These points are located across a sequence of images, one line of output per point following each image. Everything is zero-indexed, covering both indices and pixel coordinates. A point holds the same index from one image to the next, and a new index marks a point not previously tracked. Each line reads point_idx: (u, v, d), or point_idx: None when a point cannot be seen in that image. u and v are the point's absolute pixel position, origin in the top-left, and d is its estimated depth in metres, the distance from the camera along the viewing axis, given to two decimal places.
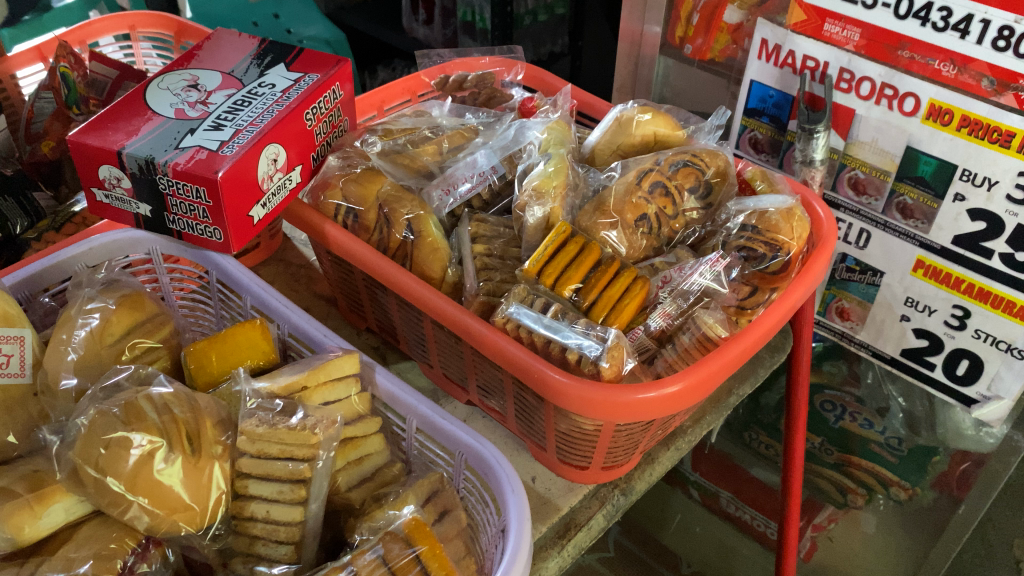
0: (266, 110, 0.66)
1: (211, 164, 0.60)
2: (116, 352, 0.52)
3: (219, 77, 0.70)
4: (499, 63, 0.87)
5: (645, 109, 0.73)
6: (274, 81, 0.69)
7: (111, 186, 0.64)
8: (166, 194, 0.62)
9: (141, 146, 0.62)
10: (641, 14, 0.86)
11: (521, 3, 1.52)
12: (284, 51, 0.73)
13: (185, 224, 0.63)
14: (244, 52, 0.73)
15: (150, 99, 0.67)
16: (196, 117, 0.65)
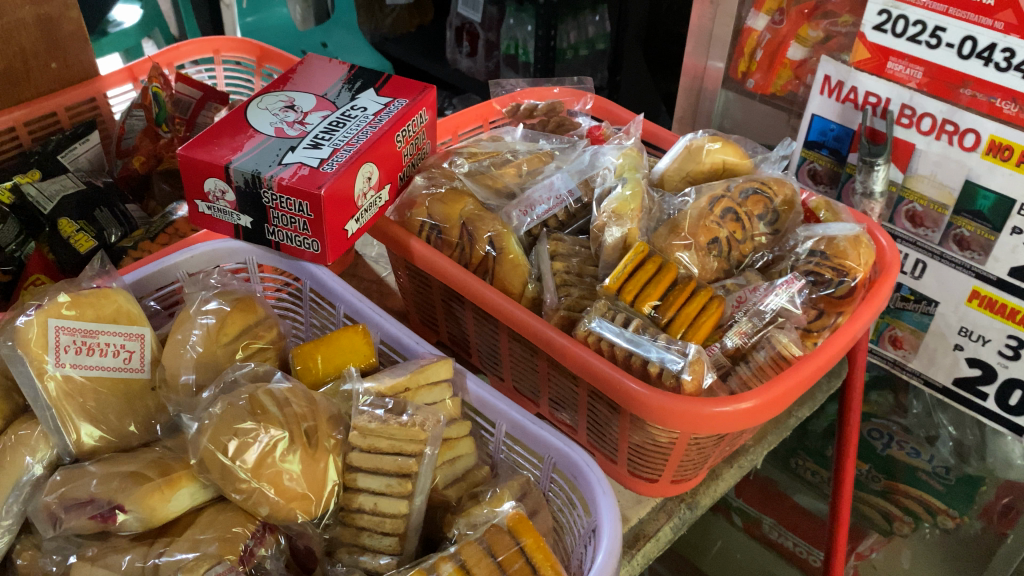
0: (361, 132, 0.70)
1: (314, 180, 0.64)
2: (231, 351, 0.56)
3: (314, 99, 0.74)
4: (568, 94, 0.91)
5: (714, 138, 0.76)
6: (366, 104, 0.74)
7: (214, 198, 0.67)
8: (268, 207, 0.66)
9: (247, 161, 0.66)
10: (705, 49, 0.90)
11: (564, 37, 1.59)
12: (373, 77, 0.78)
13: (284, 235, 0.67)
14: (335, 77, 0.77)
15: (251, 117, 0.71)
16: (295, 135, 0.69)
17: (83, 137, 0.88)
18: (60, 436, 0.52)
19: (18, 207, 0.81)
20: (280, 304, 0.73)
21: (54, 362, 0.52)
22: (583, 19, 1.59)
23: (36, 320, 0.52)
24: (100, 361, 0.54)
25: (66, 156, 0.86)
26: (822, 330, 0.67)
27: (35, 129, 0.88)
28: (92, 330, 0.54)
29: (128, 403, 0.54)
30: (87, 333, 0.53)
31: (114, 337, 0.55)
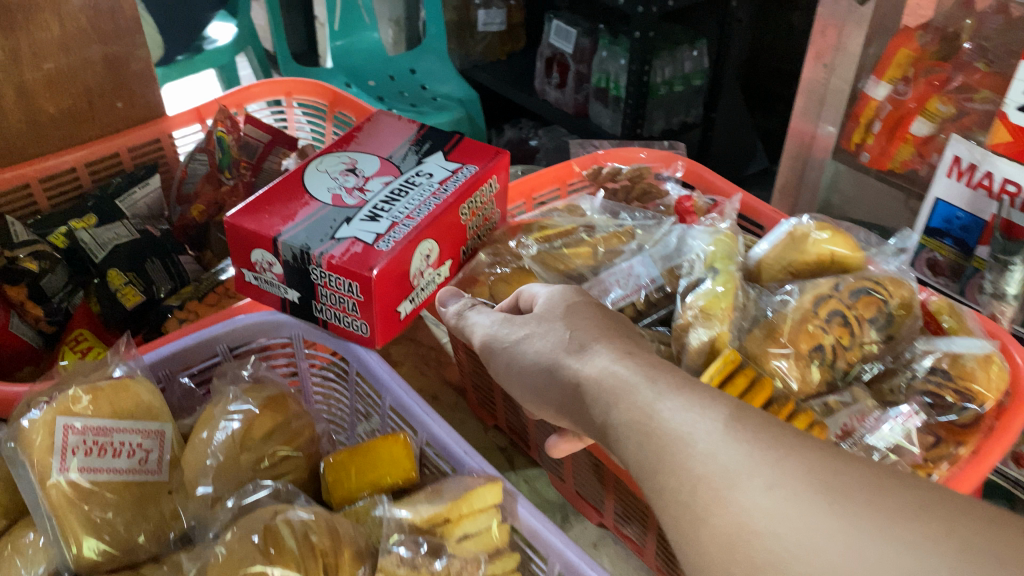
0: (423, 204, 0.63)
1: (366, 259, 0.58)
2: (256, 458, 0.50)
3: (377, 162, 0.68)
4: (657, 158, 0.83)
5: (823, 226, 0.67)
6: (433, 171, 0.67)
7: (262, 269, 0.62)
8: (317, 284, 0.60)
9: (297, 233, 0.60)
10: (815, 114, 0.81)
11: (658, 72, 1.45)
12: (443, 138, 0.71)
13: (332, 314, 0.61)
14: (402, 137, 0.72)
15: (308, 181, 0.66)
16: (353, 204, 0.64)
17: (142, 180, 0.85)
18: (60, 548, 0.46)
19: (71, 251, 0.78)
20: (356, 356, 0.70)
21: (59, 466, 0.46)
22: (680, 54, 1.47)
23: (43, 420, 0.47)
24: (111, 463, 0.48)
25: (124, 201, 0.82)
26: (941, 461, 0.57)
27: (96, 169, 0.85)
28: (106, 428, 0.48)
29: (140, 509, 0.48)
30: (100, 432, 0.48)
31: (130, 436, 0.49)
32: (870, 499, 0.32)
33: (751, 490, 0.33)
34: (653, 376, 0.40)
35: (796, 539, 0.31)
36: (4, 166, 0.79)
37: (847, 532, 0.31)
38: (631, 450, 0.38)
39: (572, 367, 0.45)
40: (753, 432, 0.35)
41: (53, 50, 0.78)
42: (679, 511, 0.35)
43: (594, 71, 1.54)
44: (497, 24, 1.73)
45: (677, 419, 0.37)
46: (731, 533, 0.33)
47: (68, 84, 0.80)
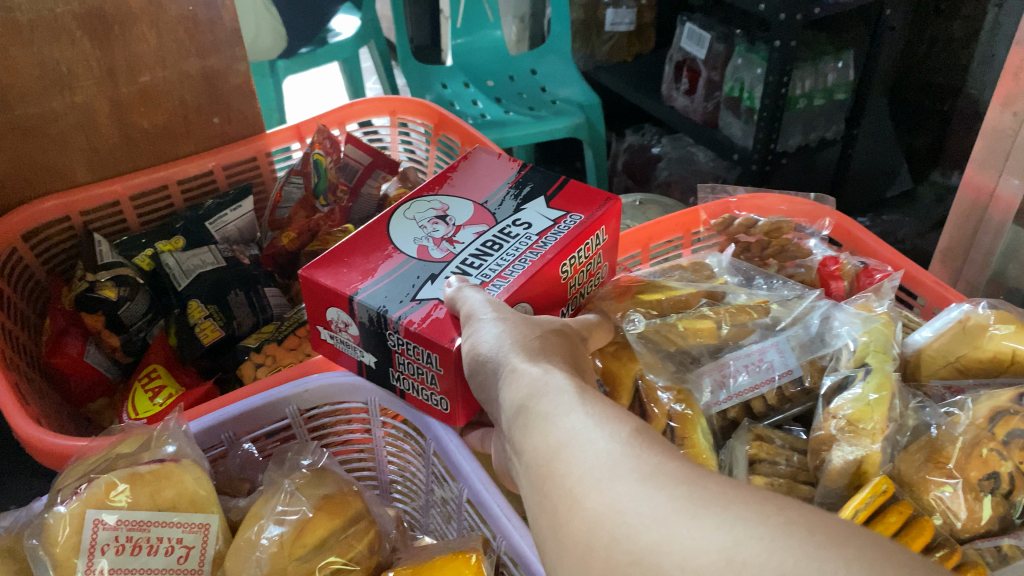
0: (518, 260, 0.55)
1: (449, 327, 0.50)
2: (307, 569, 0.43)
3: (470, 208, 0.61)
4: (800, 212, 0.71)
5: (1005, 319, 0.55)
6: (531, 220, 0.59)
7: (338, 329, 0.56)
8: (394, 351, 0.53)
9: (374, 292, 0.53)
10: (998, 167, 0.68)
11: (798, 84, 1.33)
12: (547, 181, 0.63)
13: (411, 384, 0.54)
14: (500, 178, 0.63)
15: (394, 231, 0.59)
16: (440, 258, 0.56)
17: (234, 202, 0.79)
18: None
19: (155, 275, 0.73)
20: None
21: (84, 566, 0.41)
22: (823, 66, 1.32)
23: (71, 512, 0.41)
24: (148, 562, 0.42)
25: (214, 224, 0.78)
26: None
27: (190, 187, 0.81)
28: (143, 523, 0.42)
29: None
30: (137, 526, 0.42)
31: (171, 531, 0.43)
32: (748, 500, 0.27)
33: (625, 479, 0.30)
34: (583, 389, 0.37)
35: (657, 528, 0.27)
36: (95, 182, 0.76)
37: (706, 518, 0.27)
38: (529, 445, 0.35)
39: (513, 363, 0.41)
40: (651, 441, 0.32)
41: (150, 62, 0.74)
42: (557, 498, 0.31)
43: (728, 80, 1.41)
44: (626, 25, 1.61)
45: (578, 419, 0.34)
46: (598, 517, 0.29)
47: (163, 98, 0.76)
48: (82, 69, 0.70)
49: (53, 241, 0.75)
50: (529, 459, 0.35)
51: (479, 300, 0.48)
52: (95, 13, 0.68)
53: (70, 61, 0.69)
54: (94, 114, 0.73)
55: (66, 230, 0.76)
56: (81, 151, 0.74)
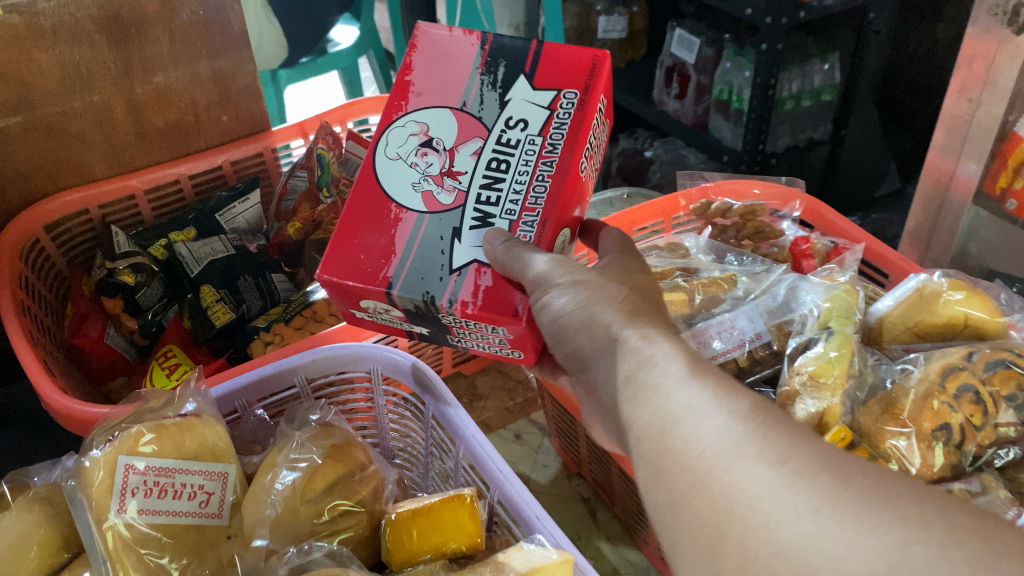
0: (535, 178, 0.50)
1: (505, 294, 0.48)
2: (316, 511, 0.47)
3: (452, 119, 0.52)
4: (773, 195, 0.76)
5: (957, 286, 0.60)
6: (526, 115, 0.51)
7: (375, 312, 0.52)
8: (452, 326, 0.50)
9: (409, 277, 0.49)
10: (957, 150, 0.73)
11: (786, 85, 1.37)
12: (517, 49, 0.53)
13: (474, 344, 0.52)
14: (464, 65, 0.53)
15: (385, 181, 0.52)
16: (453, 203, 0.51)
17: (243, 195, 0.84)
18: None
19: (168, 264, 0.79)
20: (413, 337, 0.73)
21: (116, 508, 0.45)
22: (811, 67, 1.38)
23: (105, 458, 0.46)
24: (171, 505, 0.47)
25: (224, 216, 0.83)
26: None
27: (199, 182, 0.87)
28: (168, 469, 0.47)
29: (198, 557, 0.47)
30: (162, 472, 0.47)
31: (193, 478, 0.48)
32: (861, 489, 0.29)
33: (744, 464, 0.31)
34: (692, 357, 0.37)
35: (797, 523, 0.29)
36: (112, 177, 0.81)
37: (825, 517, 0.28)
38: (637, 415, 0.36)
39: (617, 330, 0.41)
40: (769, 419, 0.32)
41: (164, 63, 0.79)
42: (676, 475, 0.33)
43: (716, 82, 1.45)
44: (617, 32, 1.66)
45: (691, 392, 0.34)
46: (728, 501, 0.30)
47: (176, 98, 0.81)
48: (101, 70, 0.75)
49: (72, 233, 0.80)
50: (638, 426, 0.36)
51: (534, 257, 0.45)
52: (114, 17, 0.73)
53: (89, 62, 0.74)
54: (112, 113, 0.78)
55: (84, 222, 0.81)
56: (99, 149, 0.79)
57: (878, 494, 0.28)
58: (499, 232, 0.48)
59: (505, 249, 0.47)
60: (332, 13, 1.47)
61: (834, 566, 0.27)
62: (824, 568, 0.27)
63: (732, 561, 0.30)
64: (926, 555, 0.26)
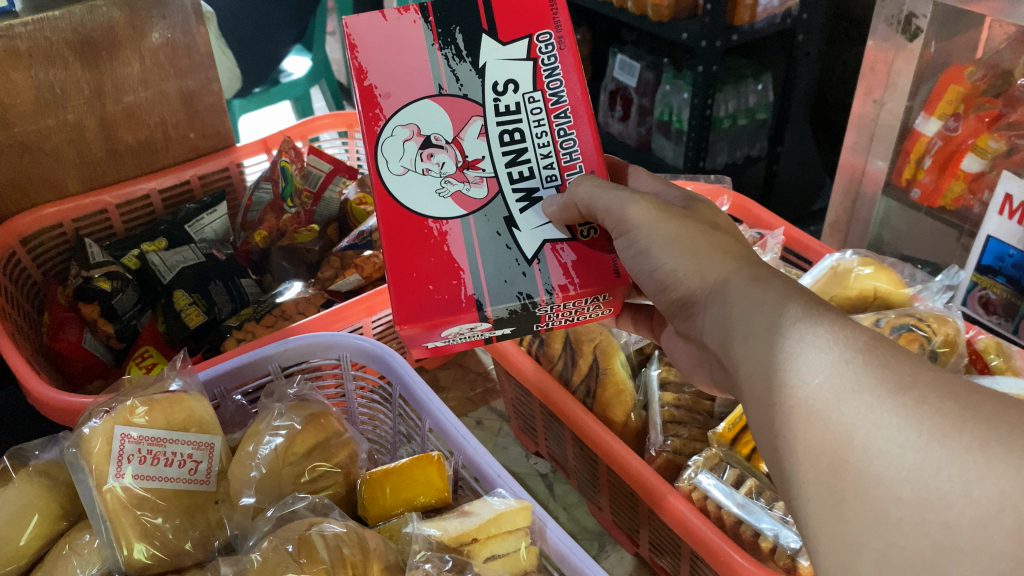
0: (557, 134, 0.53)
1: (592, 263, 0.51)
2: (297, 472, 0.53)
3: (442, 109, 0.52)
4: (702, 192, 0.83)
5: (865, 262, 0.68)
6: (513, 76, 0.53)
7: (455, 336, 0.52)
8: (545, 315, 0.52)
9: (494, 287, 0.50)
10: (866, 148, 0.82)
11: (722, 106, 1.47)
12: (464, 9, 0.53)
13: (567, 322, 0.54)
14: (418, 47, 0.52)
15: (406, 199, 0.52)
16: (487, 193, 0.52)
17: (210, 207, 0.89)
18: (114, 550, 0.49)
19: (141, 273, 0.82)
20: (379, 331, 0.78)
21: (114, 472, 0.50)
22: (744, 88, 1.47)
23: (103, 427, 0.50)
24: (164, 471, 0.51)
25: (193, 226, 0.87)
26: None
27: (168, 196, 0.91)
28: (160, 439, 0.51)
29: (189, 518, 0.51)
30: (154, 442, 0.51)
31: (183, 447, 0.52)
32: (989, 415, 0.29)
33: (863, 394, 0.32)
34: (809, 299, 0.38)
35: (909, 452, 0.30)
36: (84, 191, 0.85)
37: (953, 444, 0.29)
38: (752, 354, 0.37)
39: (732, 281, 0.42)
40: (887, 352, 0.33)
41: (133, 83, 0.84)
42: (791, 409, 0.34)
43: (657, 104, 1.54)
44: None
45: (801, 329, 0.36)
46: (837, 432, 0.32)
47: (145, 116, 0.86)
48: (74, 90, 0.80)
49: (47, 245, 0.83)
50: (753, 364, 0.37)
51: (621, 200, 0.48)
52: (86, 40, 0.78)
53: (62, 82, 0.78)
54: (84, 131, 0.82)
55: (57, 235, 0.84)
56: (73, 165, 0.83)
57: (1007, 423, 0.28)
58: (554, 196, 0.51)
59: (576, 190, 0.49)
60: (286, 44, 1.52)
61: (965, 492, 0.28)
62: (953, 494, 0.28)
63: (852, 488, 0.31)
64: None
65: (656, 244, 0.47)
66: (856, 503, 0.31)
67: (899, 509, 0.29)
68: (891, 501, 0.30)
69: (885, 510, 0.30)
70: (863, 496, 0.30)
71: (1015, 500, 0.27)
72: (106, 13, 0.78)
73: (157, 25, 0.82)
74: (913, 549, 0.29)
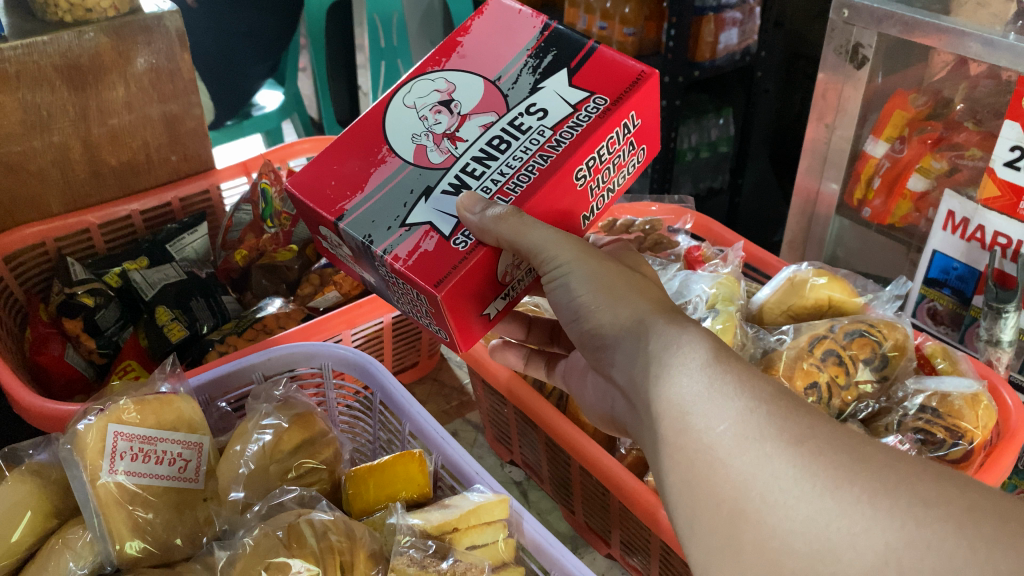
0: (525, 167, 0.54)
1: (438, 264, 0.51)
2: (283, 469, 0.55)
3: (480, 89, 0.59)
4: (667, 212, 0.88)
5: (820, 272, 0.72)
6: (546, 106, 0.56)
7: (333, 243, 0.58)
8: (388, 279, 0.55)
9: (362, 216, 0.54)
10: (819, 171, 0.88)
11: (685, 139, 1.54)
12: (570, 48, 0.59)
13: (412, 309, 0.56)
14: (517, 43, 0.60)
15: (392, 127, 0.59)
16: (438, 163, 0.56)
17: (191, 227, 0.92)
18: (105, 544, 0.50)
19: (123, 290, 0.85)
20: (357, 343, 0.81)
21: (107, 468, 0.51)
22: (707, 122, 1.54)
23: (96, 424, 0.52)
24: (155, 469, 0.53)
25: (174, 246, 0.89)
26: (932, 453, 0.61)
27: (150, 217, 0.93)
28: (151, 437, 0.53)
29: (177, 515, 0.53)
30: (145, 440, 0.53)
31: (173, 446, 0.54)
32: (876, 469, 0.32)
33: (764, 446, 0.34)
34: (717, 346, 0.40)
35: (801, 506, 0.32)
36: (67, 212, 0.87)
37: (843, 496, 0.32)
38: (656, 392, 0.40)
39: (648, 324, 0.45)
40: (789, 406, 0.36)
41: (118, 107, 0.86)
42: (691, 453, 0.36)
43: None
44: None
45: (697, 379, 0.38)
46: (737, 482, 0.34)
47: (129, 139, 0.88)
48: (59, 112, 0.82)
49: (29, 263, 0.85)
50: (656, 404, 0.40)
51: (546, 239, 0.49)
52: (73, 65, 0.81)
53: (50, 105, 0.81)
54: (69, 153, 0.85)
55: (39, 254, 0.86)
56: (56, 186, 0.85)
57: (895, 474, 0.32)
58: (477, 198, 0.51)
59: (501, 226, 0.49)
60: (258, 78, 1.55)
61: (852, 543, 0.31)
62: (842, 545, 0.31)
63: (749, 539, 0.33)
64: (943, 534, 0.30)
65: (576, 276, 0.50)
66: (754, 553, 0.33)
67: (793, 559, 0.32)
68: (786, 551, 0.32)
69: (780, 560, 0.32)
70: (761, 545, 0.33)
71: (897, 553, 0.30)
72: (93, 38, 0.81)
73: (142, 51, 0.85)
74: None
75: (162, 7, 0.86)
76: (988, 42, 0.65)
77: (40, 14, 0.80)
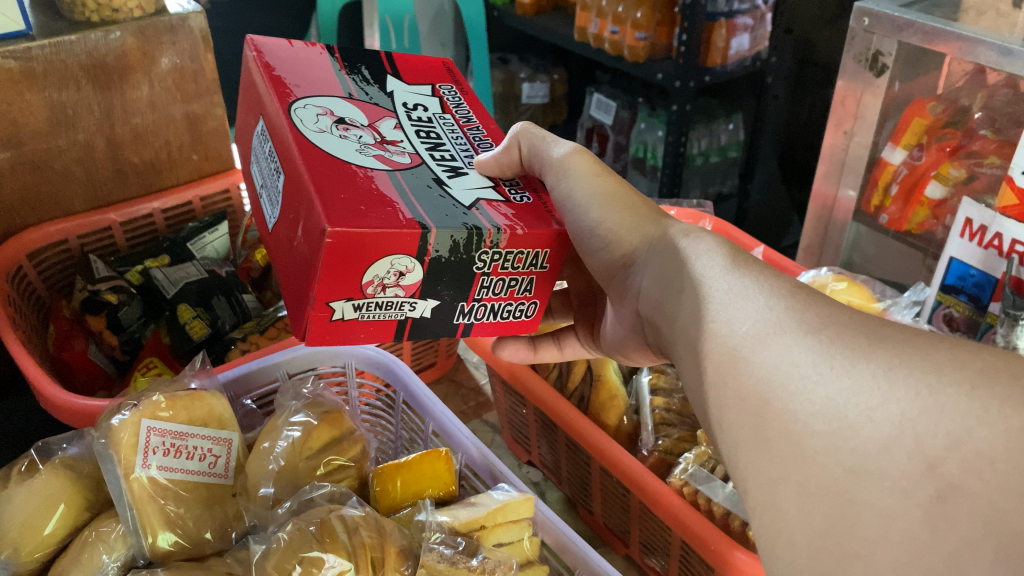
0: (474, 141, 0.56)
1: (535, 222, 0.49)
2: (312, 466, 0.56)
3: (351, 106, 0.54)
4: (686, 216, 0.88)
5: (839, 278, 0.73)
6: (421, 102, 0.58)
7: (378, 286, 0.45)
8: (479, 275, 0.48)
9: (430, 216, 0.45)
10: (837, 177, 0.89)
11: (695, 143, 1.56)
12: (370, 61, 0.60)
13: (485, 309, 0.50)
14: (327, 67, 0.57)
15: (330, 146, 0.48)
16: (410, 162, 0.50)
17: (211, 226, 0.92)
18: (137, 537, 0.51)
19: (144, 288, 0.85)
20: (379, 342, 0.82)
21: (140, 462, 0.52)
22: (717, 127, 1.58)
23: (129, 420, 0.53)
24: (185, 464, 0.54)
25: (195, 245, 0.90)
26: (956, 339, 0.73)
27: (171, 217, 0.95)
28: (182, 433, 0.54)
29: (207, 509, 0.54)
30: (177, 435, 0.54)
31: (202, 441, 0.55)
32: (894, 348, 0.32)
33: (785, 338, 0.34)
34: (740, 262, 0.41)
35: (825, 386, 0.31)
36: (90, 210, 0.88)
37: (860, 373, 0.31)
38: (687, 314, 0.40)
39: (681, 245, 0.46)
40: (807, 298, 0.36)
41: (142, 106, 0.87)
42: (716, 357, 0.36)
43: (634, 142, 1.61)
44: (541, 98, 1.71)
45: (722, 289, 0.39)
46: (762, 374, 0.33)
47: (152, 138, 0.89)
48: (85, 111, 0.83)
49: (52, 261, 0.86)
50: (688, 323, 0.40)
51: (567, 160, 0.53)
52: (99, 64, 0.82)
53: (75, 104, 0.82)
54: (93, 151, 0.85)
55: (62, 251, 0.86)
56: (80, 184, 0.86)
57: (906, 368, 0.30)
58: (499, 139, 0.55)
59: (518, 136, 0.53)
60: None
61: (870, 416, 0.30)
62: (860, 420, 0.30)
63: (775, 428, 0.32)
64: (956, 397, 0.29)
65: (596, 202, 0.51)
66: (779, 440, 0.31)
67: (814, 440, 0.30)
68: (807, 433, 0.31)
69: (803, 442, 0.31)
70: (785, 432, 0.31)
71: (912, 421, 0.29)
72: (119, 38, 0.82)
73: (166, 51, 0.86)
74: (828, 478, 0.30)
75: (186, 8, 0.87)
76: (1006, 52, 0.66)
77: (67, 14, 0.81)
